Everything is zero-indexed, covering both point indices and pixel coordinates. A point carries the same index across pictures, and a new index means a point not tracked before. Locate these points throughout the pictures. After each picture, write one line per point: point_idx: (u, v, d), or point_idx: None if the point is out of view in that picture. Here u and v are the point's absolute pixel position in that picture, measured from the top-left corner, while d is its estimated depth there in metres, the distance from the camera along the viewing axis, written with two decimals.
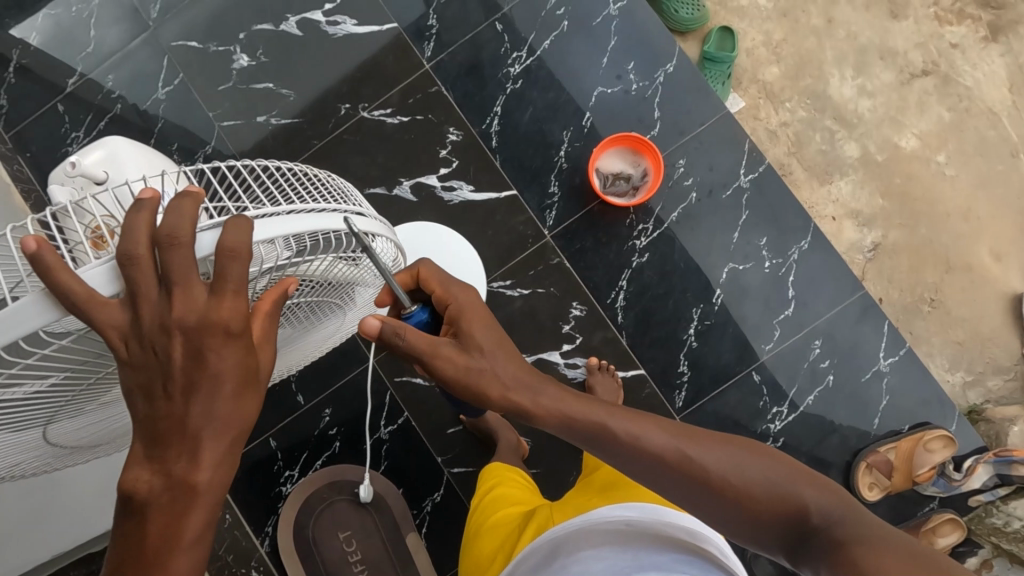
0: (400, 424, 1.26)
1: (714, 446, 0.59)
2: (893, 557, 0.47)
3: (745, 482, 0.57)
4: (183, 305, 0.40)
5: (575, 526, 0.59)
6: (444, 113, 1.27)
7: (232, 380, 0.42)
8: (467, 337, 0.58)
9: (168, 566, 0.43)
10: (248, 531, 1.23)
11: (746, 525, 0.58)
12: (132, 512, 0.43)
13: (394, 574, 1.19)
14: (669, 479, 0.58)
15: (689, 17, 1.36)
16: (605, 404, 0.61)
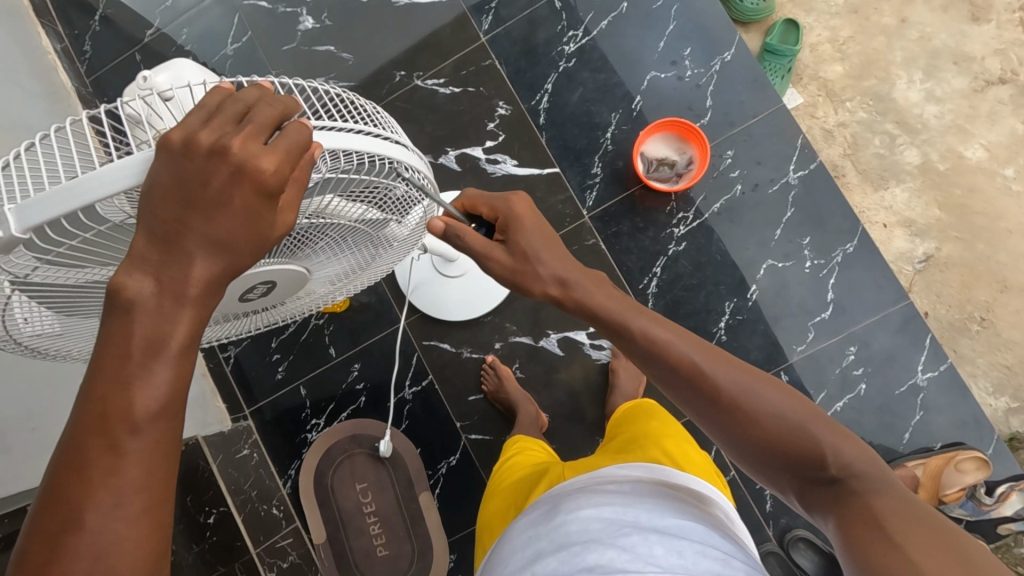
0: (423, 386, 1.29)
1: (756, 378, 0.57)
2: (908, 509, 0.45)
3: (767, 415, 0.55)
4: (241, 144, 0.39)
5: (581, 484, 0.63)
6: (495, 86, 1.28)
7: (240, 228, 0.41)
8: (512, 241, 0.64)
9: (150, 371, 0.41)
10: (273, 471, 1.29)
11: (762, 458, 0.55)
12: (115, 307, 0.41)
13: (405, 527, 1.24)
14: (698, 398, 0.58)
15: (753, 7, 1.33)
16: (642, 314, 0.62)
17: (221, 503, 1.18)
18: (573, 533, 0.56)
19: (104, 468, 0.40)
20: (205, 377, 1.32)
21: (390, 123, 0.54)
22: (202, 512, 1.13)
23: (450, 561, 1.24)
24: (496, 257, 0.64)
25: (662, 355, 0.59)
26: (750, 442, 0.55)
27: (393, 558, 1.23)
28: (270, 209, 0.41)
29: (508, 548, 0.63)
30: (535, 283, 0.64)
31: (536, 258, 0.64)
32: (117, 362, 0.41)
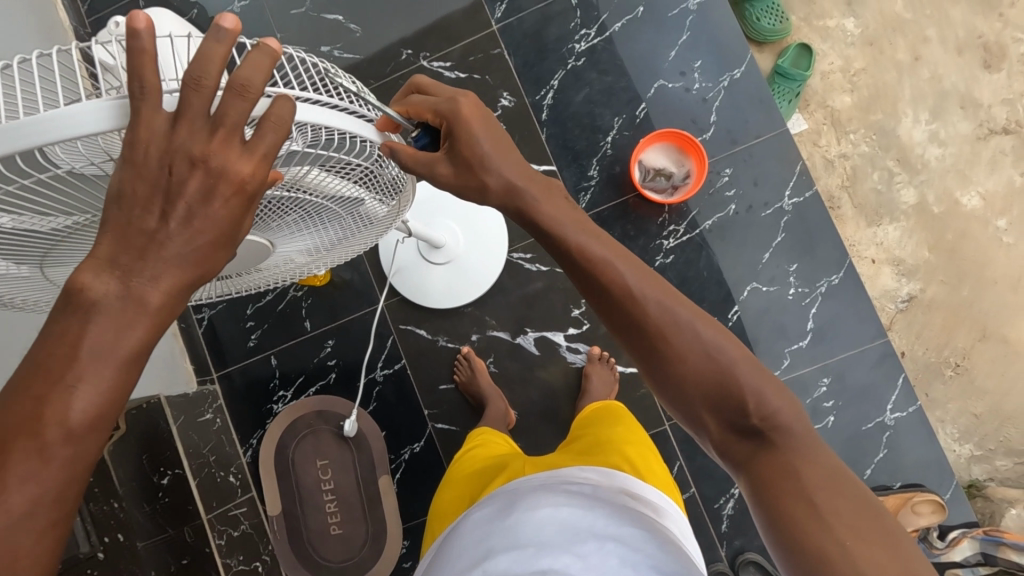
0: (395, 369, 1.28)
1: (688, 312, 0.55)
2: (825, 473, 0.47)
3: (696, 355, 0.54)
4: (221, 151, 0.39)
5: (539, 485, 0.62)
6: (501, 76, 1.27)
7: (215, 230, 0.41)
8: (459, 152, 0.57)
9: (86, 368, 0.39)
10: (233, 438, 1.28)
11: (680, 401, 0.55)
12: (72, 306, 0.40)
13: (361, 508, 1.24)
14: (628, 327, 0.56)
15: (769, 28, 1.32)
16: (585, 233, 0.60)
17: (177, 464, 1.18)
18: (530, 530, 0.55)
19: (24, 466, 0.37)
20: (175, 338, 1.29)
21: (368, 97, 0.52)
22: (156, 471, 1.15)
23: (403, 546, 1.24)
24: (444, 172, 0.56)
25: (599, 280, 0.58)
26: (675, 381, 0.54)
27: (346, 537, 1.23)
28: (247, 210, 0.42)
29: (460, 542, 0.62)
30: (485, 196, 0.60)
31: (487, 164, 0.58)
32: (64, 354, 0.39)
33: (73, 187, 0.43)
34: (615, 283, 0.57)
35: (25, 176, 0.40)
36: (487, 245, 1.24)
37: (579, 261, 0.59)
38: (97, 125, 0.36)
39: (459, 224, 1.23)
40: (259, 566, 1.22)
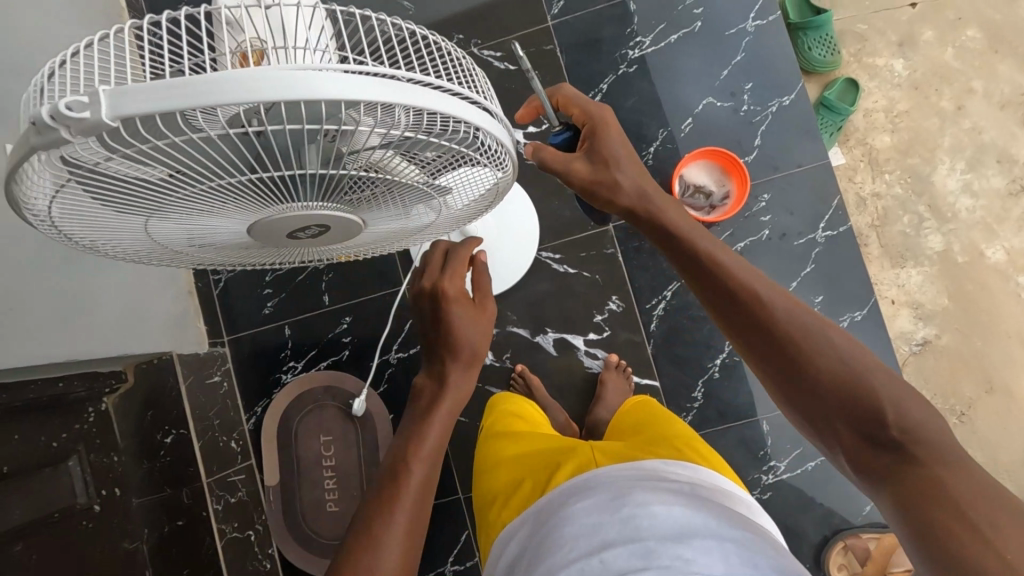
0: (410, 353, 1.27)
1: (818, 322, 0.56)
2: (985, 492, 0.44)
3: (830, 363, 0.53)
4: (449, 284, 0.68)
5: (638, 480, 0.60)
6: (551, 73, 1.26)
7: (463, 330, 0.68)
8: (596, 153, 0.67)
9: (417, 445, 0.64)
10: (239, 404, 1.27)
11: (809, 408, 0.55)
12: (415, 411, 0.68)
13: (360, 488, 1.24)
14: (756, 336, 0.57)
15: (820, 58, 1.32)
16: (715, 243, 0.63)
17: (183, 425, 1.15)
18: (648, 526, 0.53)
19: (384, 500, 0.59)
20: (191, 297, 1.28)
21: (481, 83, 0.50)
22: (161, 430, 1.12)
23: None
24: (578, 166, 0.67)
25: (728, 288, 0.59)
26: (804, 390, 0.54)
27: (341, 516, 1.23)
28: (472, 314, 0.69)
29: (555, 526, 0.58)
30: (614, 196, 0.67)
31: (617, 165, 0.66)
32: (411, 442, 0.64)
33: (200, 155, 0.40)
34: (743, 290, 0.59)
35: (152, 139, 0.37)
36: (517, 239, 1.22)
37: (708, 267, 0.61)
38: (238, 98, 0.34)
39: (492, 216, 1.21)
40: (252, 535, 1.21)
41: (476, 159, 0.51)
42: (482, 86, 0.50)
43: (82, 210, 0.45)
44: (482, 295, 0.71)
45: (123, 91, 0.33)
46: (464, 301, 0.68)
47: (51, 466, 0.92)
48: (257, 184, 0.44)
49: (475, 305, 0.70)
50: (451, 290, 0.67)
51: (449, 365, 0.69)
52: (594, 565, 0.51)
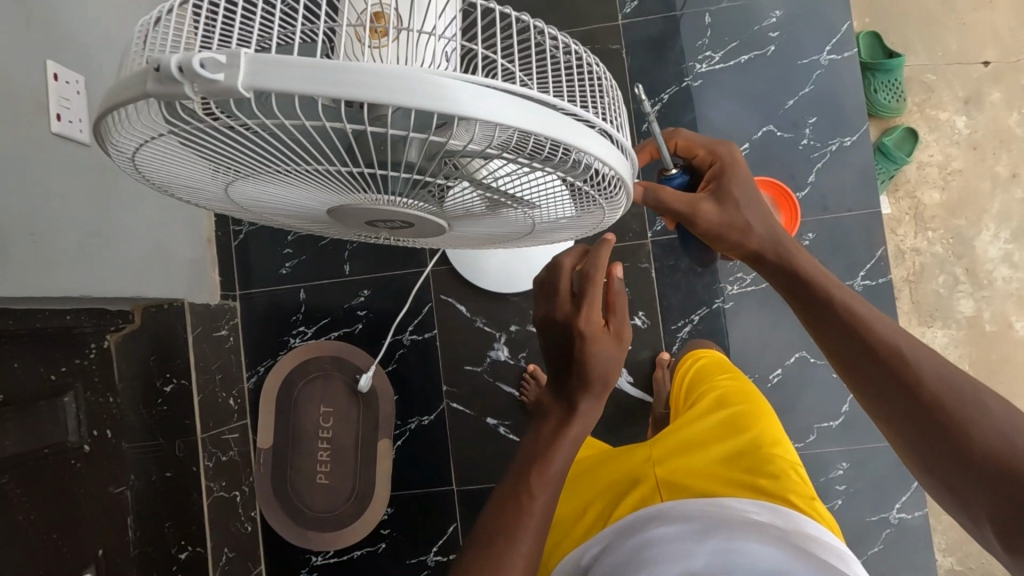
0: (424, 337, 1.24)
1: (971, 385, 0.51)
2: None
3: (985, 431, 0.48)
4: (586, 316, 0.56)
5: (727, 524, 0.61)
6: (613, 73, 1.22)
7: (599, 363, 0.57)
8: (725, 192, 0.62)
9: (534, 494, 0.57)
10: (244, 361, 1.25)
11: (958, 476, 0.49)
12: (533, 442, 0.61)
13: (354, 465, 1.22)
14: (894, 391, 0.53)
15: (885, 103, 1.29)
16: (850, 292, 0.58)
17: (185, 375, 1.10)
18: (739, 564, 0.55)
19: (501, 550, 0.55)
20: (209, 245, 1.24)
21: (606, 105, 0.46)
22: (160, 377, 1.06)
23: (385, 513, 1.21)
24: (707, 208, 0.61)
25: (860, 336, 0.55)
26: (953, 456, 0.49)
27: (329, 489, 1.21)
28: (612, 343, 0.57)
29: (641, 555, 0.60)
30: (744, 240, 0.62)
31: (747, 206, 0.61)
32: (529, 481, 0.58)
33: (313, 138, 0.37)
34: (883, 346, 0.55)
35: (271, 115, 0.34)
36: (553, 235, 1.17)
37: (844, 319, 0.57)
38: (368, 97, 0.30)
39: None
40: (237, 496, 1.18)
41: (580, 186, 0.47)
42: (612, 113, 0.46)
43: (176, 159, 0.42)
44: (620, 322, 0.58)
45: (263, 61, 0.30)
46: (604, 335, 0.57)
47: (49, 400, 0.82)
48: (354, 176, 0.41)
49: (611, 332, 0.58)
50: (585, 330, 0.56)
51: (578, 394, 0.60)
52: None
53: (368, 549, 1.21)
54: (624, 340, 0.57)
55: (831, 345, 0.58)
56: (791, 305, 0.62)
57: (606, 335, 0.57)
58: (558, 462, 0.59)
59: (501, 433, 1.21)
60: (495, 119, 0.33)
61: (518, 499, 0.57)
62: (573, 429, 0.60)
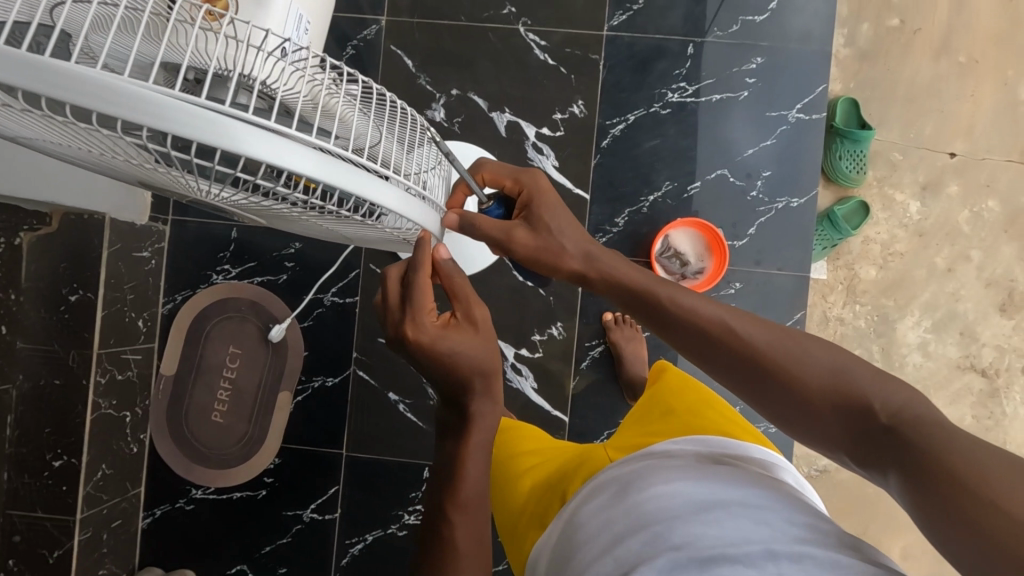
0: (345, 301, 1.24)
1: (790, 335, 0.54)
2: (966, 448, 0.39)
3: (810, 373, 0.51)
4: (417, 327, 0.62)
5: (642, 464, 0.57)
6: (586, 82, 1.21)
7: (463, 357, 0.64)
8: (536, 218, 0.64)
9: (453, 521, 0.64)
10: (160, 287, 1.24)
11: (799, 420, 0.52)
12: (437, 477, 0.69)
13: (251, 409, 1.23)
14: (729, 367, 0.56)
15: (846, 170, 1.30)
16: (663, 282, 0.62)
17: (92, 288, 1.09)
18: (645, 501, 0.52)
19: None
20: None
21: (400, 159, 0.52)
22: (67, 286, 1.06)
23: (271, 462, 1.23)
24: (519, 235, 0.64)
25: (690, 323, 0.58)
26: (794, 407, 0.52)
27: (222, 428, 1.22)
28: (465, 331, 0.64)
29: (570, 538, 0.56)
30: (562, 261, 0.64)
31: (558, 229, 0.64)
32: (445, 514, 0.65)
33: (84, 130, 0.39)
34: (712, 325, 0.57)
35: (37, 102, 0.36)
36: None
37: (665, 308, 0.60)
38: (124, 115, 0.33)
39: None
40: (127, 417, 1.18)
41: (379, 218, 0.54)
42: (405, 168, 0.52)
43: None
44: (467, 307, 0.65)
45: None
46: (455, 329, 0.64)
47: None
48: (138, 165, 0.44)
49: (461, 327, 0.64)
50: (425, 335, 0.62)
51: (467, 399, 0.68)
52: (608, 566, 0.49)
53: (248, 492, 1.23)
54: (475, 326, 0.65)
55: (672, 337, 0.60)
56: (631, 314, 0.64)
57: (450, 330, 0.64)
58: (471, 477, 0.66)
59: (400, 410, 1.23)
60: (259, 154, 0.37)
61: (442, 538, 0.63)
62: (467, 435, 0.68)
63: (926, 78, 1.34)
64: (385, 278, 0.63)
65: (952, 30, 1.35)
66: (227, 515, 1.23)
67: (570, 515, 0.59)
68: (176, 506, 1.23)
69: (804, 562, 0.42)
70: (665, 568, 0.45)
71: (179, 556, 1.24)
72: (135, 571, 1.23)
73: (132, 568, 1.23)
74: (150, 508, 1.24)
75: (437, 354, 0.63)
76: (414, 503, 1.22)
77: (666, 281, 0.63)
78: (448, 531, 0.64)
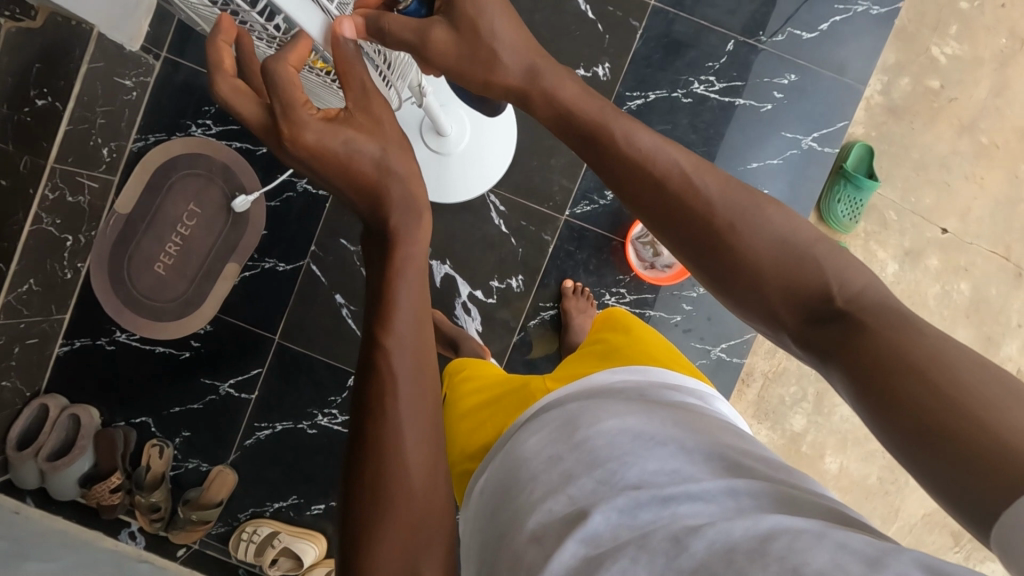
0: (317, 193, 1.22)
1: (750, 196, 0.51)
2: (921, 340, 0.41)
3: (764, 240, 0.50)
4: (296, 128, 0.51)
5: (586, 401, 0.56)
6: (618, 47, 1.17)
7: (365, 159, 0.53)
8: (458, 13, 0.54)
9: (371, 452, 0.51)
10: (135, 122, 1.20)
11: (749, 305, 0.51)
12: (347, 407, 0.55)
13: (195, 271, 1.21)
14: (682, 231, 0.52)
15: (840, 215, 1.30)
16: (614, 113, 0.56)
17: (61, 99, 1.06)
18: (596, 435, 0.50)
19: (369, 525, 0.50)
20: None
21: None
22: (36, 87, 1.01)
23: (202, 328, 1.22)
24: (437, 35, 0.54)
25: (648, 171, 0.53)
26: (741, 283, 0.50)
27: (162, 281, 1.20)
28: (365, 129, 0.53)
29: (514, 471, 0.53)
30: (497, 75, 0.57)
31: (493, 27, 0.54)
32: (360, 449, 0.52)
33: None
34: (673, 177, 0.52)
35: None
36: (466, 182, 1.14)
37: (624, 156, 0.53)
38: None
39: None
40: (67, 241, 1.15)
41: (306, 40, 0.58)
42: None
43: None
44: (360, 96, 0.55)
45: None
46: (350, 122, 0.53)
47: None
48: None
49: (355, 127, 0.53)
50: (309, 131, 0.51)
51: (383, 215, 0.54)
52: (560, 503, 0.46)
53: (172, 350, 1.22)
54: (375, 118, 0.54)
55: (627, 196, 0.55)
56: (574, 146, 0.58)
57: (342, 125, 0.52)
58: (405, 324, 0.53)
59: (342, 315, 1.22)
60: None
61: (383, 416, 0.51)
62: (396, 269, 0.53)
63: (944, 149, 1.34)
64: (227, 97, 0.52)
65: (985, 109, 1.34)
66: (146, 366, 1.23)
67: (513, 447, 0.56)
68: (96, 343, 1.22)
69: (763, 499, 0.41)
70: (625, 506, 0.43)
71: (88, 393, 1.23)
72: (39, 394, 1.21)
73: (37, 391, 1.21)
74: (70, 339, 1.22)
75: (320, 148, 0.52)
76: (331, 406, 1.23)
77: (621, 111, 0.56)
78: (392, 409, 0.52)
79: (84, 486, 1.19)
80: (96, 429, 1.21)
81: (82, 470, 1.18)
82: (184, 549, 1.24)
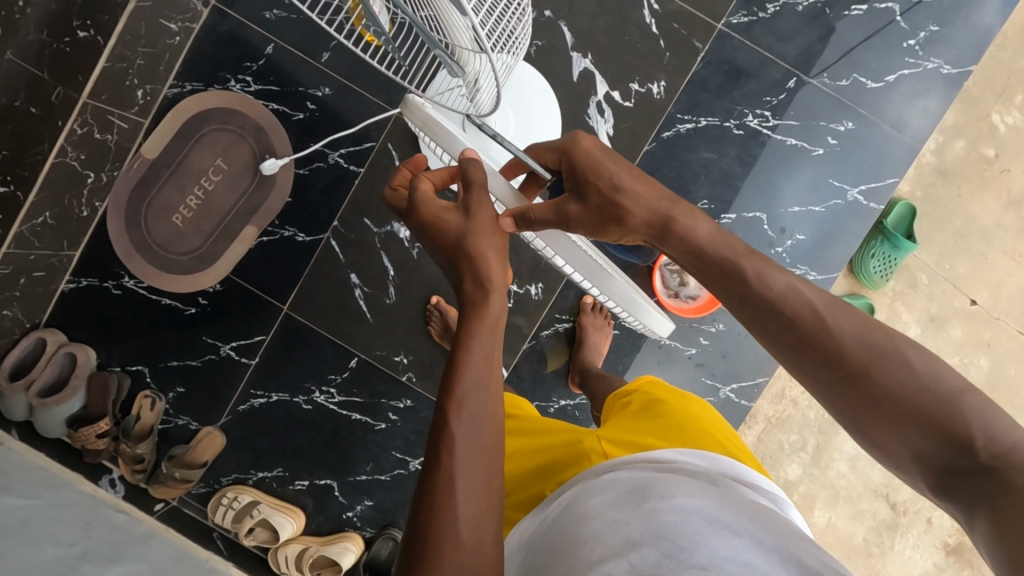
0: (349, 167, 1.18)
1: (888, 338, 0.53)
2: None
3: (900, 380, 0.52)
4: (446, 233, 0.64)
5: (659, 474, 0.54)
6: (677, 66, 1.14)
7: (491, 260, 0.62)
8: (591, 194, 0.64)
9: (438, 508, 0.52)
10: (174, 68, 1.16)
11: (887, 443, 0.54)
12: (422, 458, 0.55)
13: (212, 229, 1.18)
14: (817, 362, 0.55)
15: (872, 270, 1.27)
16: (750, 254, 0.60)
17: (102, 34, 1.06)
18: (661, 508, 0.49)
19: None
20: None
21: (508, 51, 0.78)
22: (80, 19, 1.01)
23: (212, 287, 1.19)
24: (573, 210, 0.65)
25: (781, 307, 0.57)
26: (880, 420, 0.53)
27: (178, 233, 1.18)
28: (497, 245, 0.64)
29: (570, 526, 0.51)
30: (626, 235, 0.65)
31: (625, 192, 0.63)
32: (430, 500, 0.52)
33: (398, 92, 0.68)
34: (802, 314, 0.56)
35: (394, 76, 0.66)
36: None
37: (757, 292, 0.58)
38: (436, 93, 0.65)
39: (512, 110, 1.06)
40: (89, 178, 1.13)
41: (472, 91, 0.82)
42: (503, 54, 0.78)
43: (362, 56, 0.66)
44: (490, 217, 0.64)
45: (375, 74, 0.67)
46: (480, 234, 0.63)
47: None
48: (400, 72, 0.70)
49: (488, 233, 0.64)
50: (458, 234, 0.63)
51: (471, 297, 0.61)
52: (619, 568, 0.44)
53: (177, 304, 1.20)
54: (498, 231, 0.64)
55: (760, 324, 0.59)
56: (711, 282, 0.62)
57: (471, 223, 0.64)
58: (469, 390, 0.56)
59: (354, 294, 1.20)
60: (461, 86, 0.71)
61: (438, 469, 0.53)
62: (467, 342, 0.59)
63: (986, 220, 1.31)
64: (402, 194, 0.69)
65: None
66: (149, 315, 1.20)
67: (572, 502, 0.55)
68: (103, 286, 1.20)
69: None
70: None
71: (87, 333, 1.21)
72: (38, 327, 1.19)
73: (37, 323, 1.19)
74: (77, 277, 1.19)
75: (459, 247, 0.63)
76: (329, 384, 1.21)
77: (751, 250, 0.61)
78: (450, 461, 0.53)
79: (70, 427, 1.17)
80: (91, 371, 1.19)
81: (70, 411, 1.17)
82: (162, 504, 1.23)
